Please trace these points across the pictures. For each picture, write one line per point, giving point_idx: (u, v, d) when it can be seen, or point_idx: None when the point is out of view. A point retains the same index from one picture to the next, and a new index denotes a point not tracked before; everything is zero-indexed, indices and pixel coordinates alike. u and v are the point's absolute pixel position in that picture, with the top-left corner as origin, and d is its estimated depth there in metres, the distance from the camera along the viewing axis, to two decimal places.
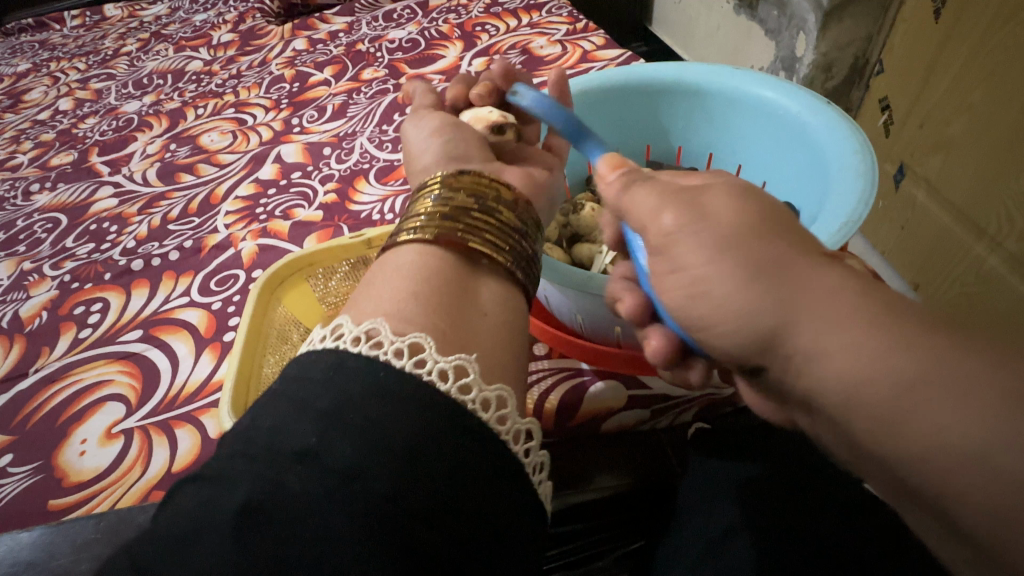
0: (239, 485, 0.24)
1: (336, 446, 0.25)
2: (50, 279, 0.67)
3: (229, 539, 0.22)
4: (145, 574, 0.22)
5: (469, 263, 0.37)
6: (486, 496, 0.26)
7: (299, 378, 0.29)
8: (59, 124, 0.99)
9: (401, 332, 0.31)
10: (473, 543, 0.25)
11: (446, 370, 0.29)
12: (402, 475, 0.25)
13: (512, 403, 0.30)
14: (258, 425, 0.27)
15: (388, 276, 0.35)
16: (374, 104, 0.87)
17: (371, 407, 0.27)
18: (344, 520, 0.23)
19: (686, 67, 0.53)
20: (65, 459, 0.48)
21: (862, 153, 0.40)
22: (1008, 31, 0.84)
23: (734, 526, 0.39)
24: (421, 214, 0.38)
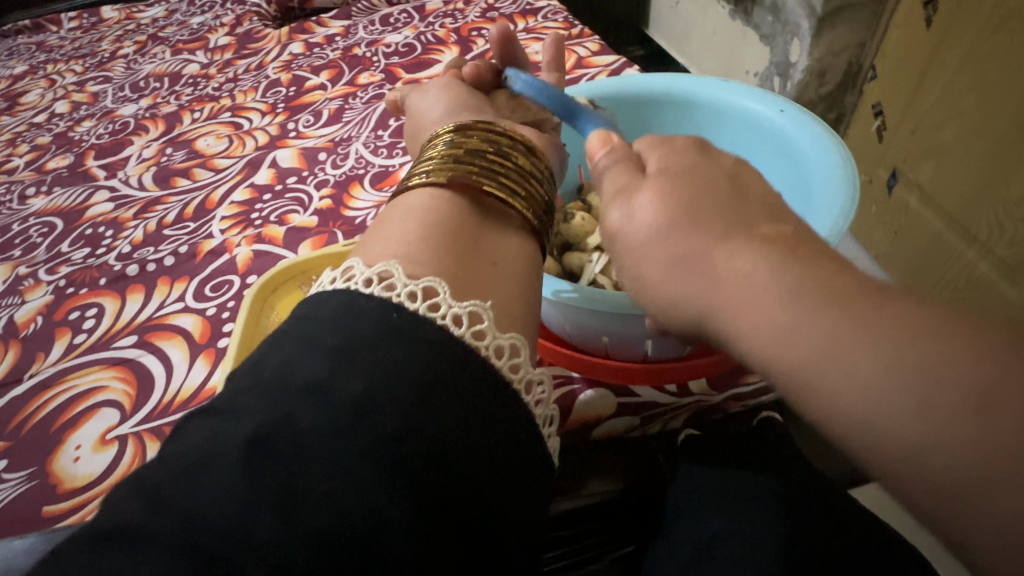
0: (247, 418, 0.25)
1: (345, 383, 0.26)
2: (46, 283, 0.68)
3: (239, 468, 0.23)
4: (156, 501, 0.23)
5: (480, 210, 0.38)
6: (493, 438, 0.27)
7: (314, 315, 0.30)
8: (55, 127, 0.99)
9: (415, 277, 0.32)
10: (478, 482, 0.26)
11: (459, 316, 0.30)
12: (410, 412, 0.25)
13: (524, 353, 0.31)
14: (267, 363, 0.28)
15: (400, 218, 0.37)
16: (370, 109, 0.87)
17: (381, 349, 0.27)
18: (353, 454, 0.24)
19: (676, 79, 0.54)
20: (59, 465, 0.48)
21: (845, 167, 0.41)
22: (998, 38, 0.86)
23: (721, 532, 0.39)
24: (433, 159, 0.40)
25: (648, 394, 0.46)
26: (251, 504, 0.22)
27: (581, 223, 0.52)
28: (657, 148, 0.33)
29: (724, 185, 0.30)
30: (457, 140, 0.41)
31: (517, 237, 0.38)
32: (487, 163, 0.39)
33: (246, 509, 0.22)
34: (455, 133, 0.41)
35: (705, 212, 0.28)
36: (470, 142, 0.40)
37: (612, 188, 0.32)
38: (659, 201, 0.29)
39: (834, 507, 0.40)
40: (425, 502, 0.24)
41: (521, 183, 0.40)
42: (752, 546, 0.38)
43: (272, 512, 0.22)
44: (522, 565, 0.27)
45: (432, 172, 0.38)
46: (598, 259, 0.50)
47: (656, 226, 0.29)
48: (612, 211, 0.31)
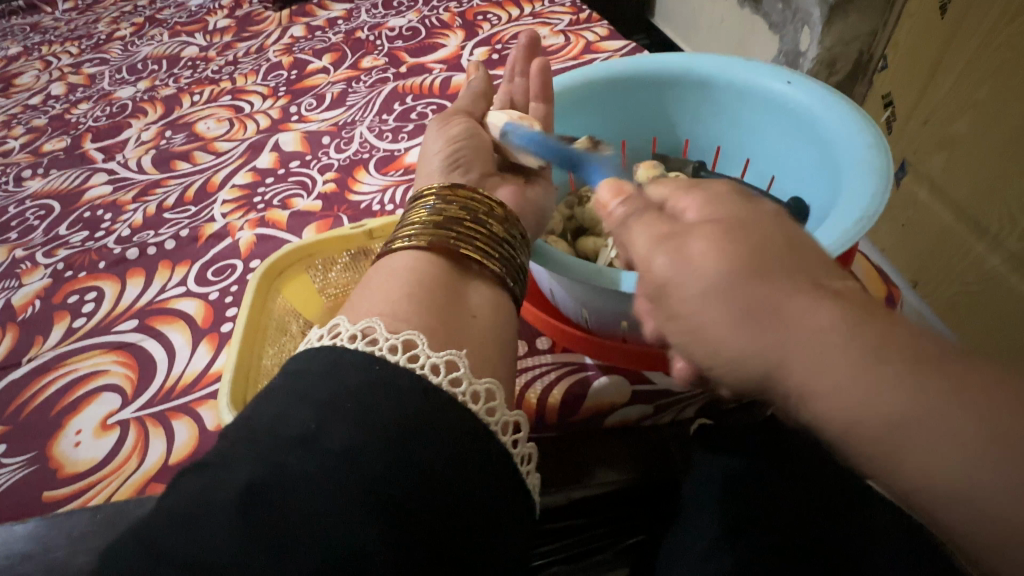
0: (240, 469, 0.25)
1: (335, 433, 0.26)
2: (43, 267, 0.66)
3: (234, 518, 0.24)
4: (157, 549, 0.23)
5: (458, 267, 0.38)
6: (478, 480, 0.27)
7: (302, 371, 0.30)
8: (51, 109, 0.97)
9: (395, 330, 0.32)
10: (468, 524, 0.26)
11: (437, 364, 0.30)
12: (397, 458, 0.26)
13: (501, 397, 0.31)
14: (262, 415, 0.28)
15: (383, 277, 0.37)
16: (374, 93, 0.86)
17: (369, 400, 0.28)
18: (341, 500, 0.24)
19: (694, 58, 0.52)
20: (60, 450, 0.47)
21: (876, 147, 0.39)
22: (1014, 29, 0.84)
23: (718, 539, 0.37)
24: (414, 221, 0.40)
25: (663, 380, 0.46)
26: (244, 554, 0.23)
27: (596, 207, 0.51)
28: (695, 191, 0.31)
29: (772, 222, 0.28)
30: (437, 198, 0.41)
31: (493, 288, 0.38)
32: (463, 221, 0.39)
33: (241, 559, 0.23)
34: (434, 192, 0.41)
35: (760, 267, 0.26)
36: (450, 197, 0.40)
37: (651, 236, 0.29)
38: (708, 252, 0.27)
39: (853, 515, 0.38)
40: (416, 549, 0.24)
41: (498, 234, 0.40)
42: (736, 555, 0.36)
43: (265, 562, 0.23)
44: None
45: (414, 236, 0.38)
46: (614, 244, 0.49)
47: (699, 258, 0.27)
48: (656, 258, 0.29)
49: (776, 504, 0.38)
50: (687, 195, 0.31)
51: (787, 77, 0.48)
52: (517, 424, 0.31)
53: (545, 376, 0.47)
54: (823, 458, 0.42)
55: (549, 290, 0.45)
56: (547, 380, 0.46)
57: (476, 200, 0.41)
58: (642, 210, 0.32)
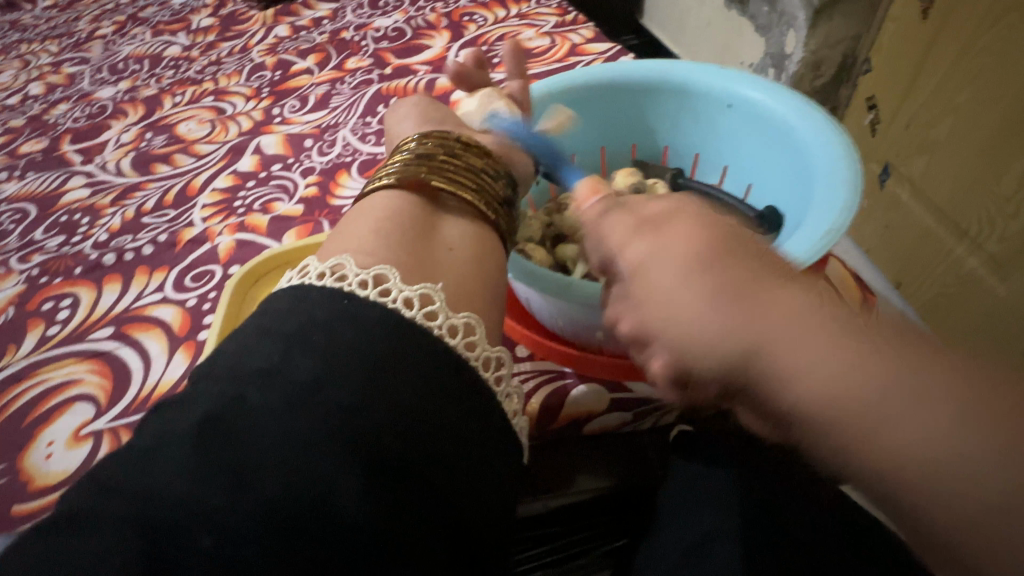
0: (199, 403, 0.24)
1: (298, 365, 0.25)
2: (18, 272, 0.65)
3: (191, 446, 0.23)
4: (110, 485, 0.22)
5: (435, 204, 0.37)
6: (451, 413, 0.26)
7: (265, 313, 0.29)
8: (30, 109, 0.95)
9: (365, 266, 0.31)
10: (440, 456, 0.25)
11: (410, 298, 0.29)
12: (363, 388, 0.25)
13: (479, 331, 0.30)
14: (219, 358, 0.27)
15: (356, 219, 0.36)
16: (358, 95, 0.85)
17: (335, 331, 0.27)
18: (306, 428, 0.23)
19: (675, 66, 0.52)
20: (30, 462, 0.46)
21: (847, 158, 0.40)
22: (995, 33, 0.85)
23: (718, 529, 0.39)
24: (389, 164, 0.39)
25: (641, 390, 0.45)
26: (202, 479, 0.22)
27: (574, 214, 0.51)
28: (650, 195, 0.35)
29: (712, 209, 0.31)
30: (413, 142, 0.40)
31: (470, 221, 0.37)
32: (439, 156, 0.39)
33: (196, 485, 0.22)
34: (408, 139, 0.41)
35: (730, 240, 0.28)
36: (426, 138, 0.40)
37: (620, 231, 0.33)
38: (654, 252, 0.31)
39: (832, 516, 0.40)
40: (386, 476, 0.23)
41: (474, 168, 0.39)
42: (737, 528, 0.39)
43: (222, 488, 0.22)
44: (494, 543, 0.26)
45: (389, 175, 0.38)
46: None
47: None
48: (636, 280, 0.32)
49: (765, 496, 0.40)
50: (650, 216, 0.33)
51: (730, 99, 0.51)
52: (500, 360, 0.31)
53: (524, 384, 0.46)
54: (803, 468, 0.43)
55: (525, 298, 0.45)
56: (526, 388, 0.46)
57: (452, 138, 0.40)
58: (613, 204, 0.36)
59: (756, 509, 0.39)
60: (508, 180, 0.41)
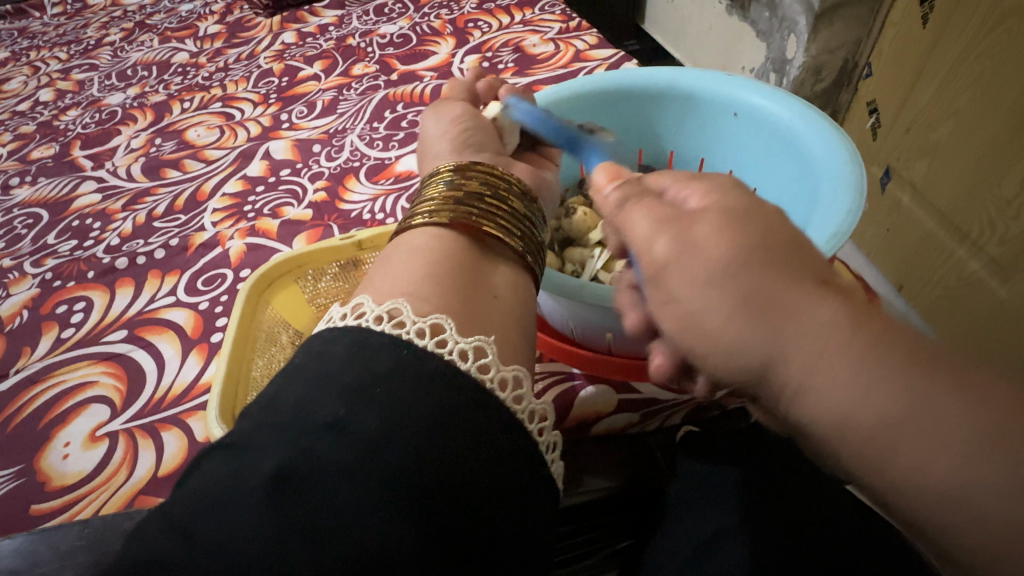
0: (268, 453, 0.25)
1: (362, 417, 0.26)
2: (31, 276, 0.66)
3: (266, 502, 0.23)
4: (191, 534, 0.23)
5: (481, 246, 0.38)
6: (505, 468, 0.27)
7: (323, 354, 0.30)
8: (40, 115, 0.96)
9: (422, 313, 0.32)
10: (499, 510, 0.26)
11: (465, 350, 0.30)
12: (425, 446, 0.25)
13: (527, 385, 0.31)
14: (284, 400, 0.28)
15: (404, 257, 0.37)
16: (365, 101, 0.86)
17: (394, 381, 0.28)
18: (373, 488, 0.24)
19: (679, 72, 0.53)
20: (47, 462, 0.47)
21: (852, 163, 0.41)
22: (995, 37, 0.86)
23: (725, 529, 0.39)
24: (434, 199, 0.40)
25: (648, 390, 0.47)
26: (280, 536, 0.23)
27: (582, 218, 0.52)
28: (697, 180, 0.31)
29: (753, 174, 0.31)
30: (460, 176, 0.41)
31: (508, 267, 0.38)
32: (487, 198, 0.40)
33: (273, 543, 0.22)
34: (452, 171, 0.42)
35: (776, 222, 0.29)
36: (472, 175, 0.41)
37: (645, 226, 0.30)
38: (710, 238, 0.27)
39: (843, 512, 0.40)
40: (447, 533, 0.24)
41: (518, 213, 0.41)
42: (746, 527, 0.39)
43: (300, 547, 0.22)
44: None
45: (434, 212, 0.39)
46: (600, 255, 0.50)
47: None
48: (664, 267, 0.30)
49: (774, 494, 0.40)
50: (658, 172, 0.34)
51: (735, 108, 0.52)
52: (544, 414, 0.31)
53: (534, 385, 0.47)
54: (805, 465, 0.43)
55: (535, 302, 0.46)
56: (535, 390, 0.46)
57: (499, 180, 0.42)
58: (634, 194, 0.32)
59: (752, 510, 0.40)
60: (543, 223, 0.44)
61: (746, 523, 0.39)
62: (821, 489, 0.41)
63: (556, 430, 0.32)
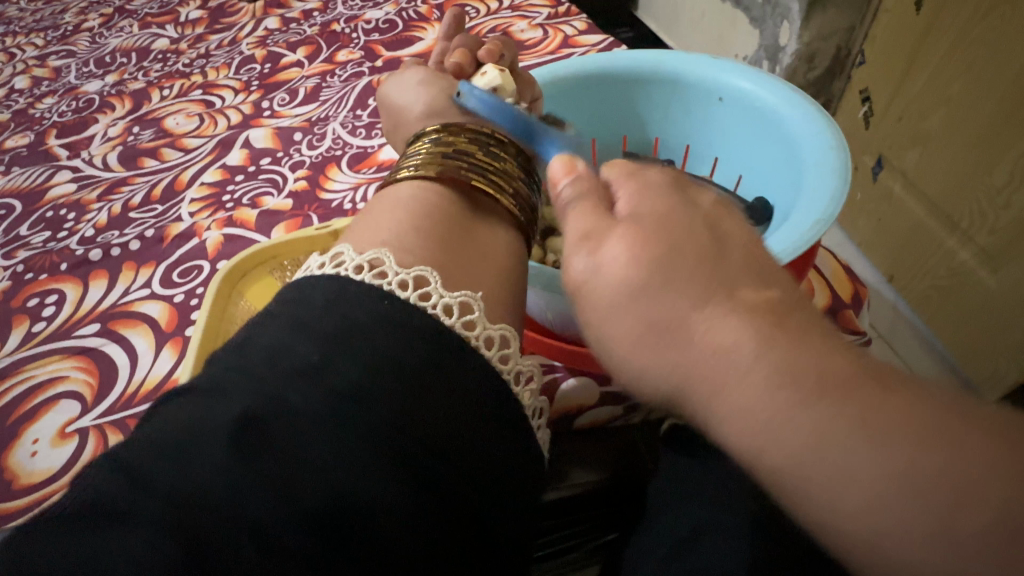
0: (237, 398, 0.24)
1: (341, 368, 0.25)
2: (3, 269, 0.64)
3: (230, 448, 0.22)
4: (141, 476, 0.22)
5: (468, 200, 0.37)
6: (488, 427, 0.26)
7: (302, 301, 0.29)
8: (15, 103, 0.93)
9: (406, 266, 0.31)
10: (480, 474, 0.25)
11: (450, 306, 0.29)
12: (404, 396, 0.25)
13: (513, 344, 0.30)
14: (256, 344, 0.26)
15: (388, 209, 0.36)
16: (348, 88, 0.84)
17: (376, 334, 0.26)
18: (346, 439, 0.23)
19: (664, 55, 0.52)
20: (15, 460, 0.46)
21: (837, 148, 0.40)
22: (987, 23, 0.85)
23: (703, 523, 0.38)
24: (419, 154, 0.39)
25: None
26: (245, 482, 0.21)
27: None
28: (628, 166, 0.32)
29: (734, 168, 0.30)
30: (451, 131, 0.40)
31: (498, 225, 0.37)
32: (478, 154, 0.39)
33: (236, 488, 0.21)
34: (440, 129, 0.41)
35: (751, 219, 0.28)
36: (460, 132, 0.40)
37: (576, 232, 0.29)
38: (627, 256, 0.26)
39: None
40: (423, 489, 0.23)
41: (512, 171, 0.40)
42: (726, 515, 0.38)
43: (264, 497, 0.21)
44: (515, 558, 0.26)
45: (422, 167, 0.38)
46: None
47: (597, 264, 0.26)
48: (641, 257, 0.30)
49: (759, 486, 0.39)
50: (615, 181, 0.32)
51: (721, 94, 0.51)
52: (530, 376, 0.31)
53: None
54: None
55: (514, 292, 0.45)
56: None
57: (494, 137, 0.41)
58: (584, 193, 0.32)
59: (766, 515, 0.37)
60: (538, 186, 0.43)
61: (761, 526, 0.36)
62: None
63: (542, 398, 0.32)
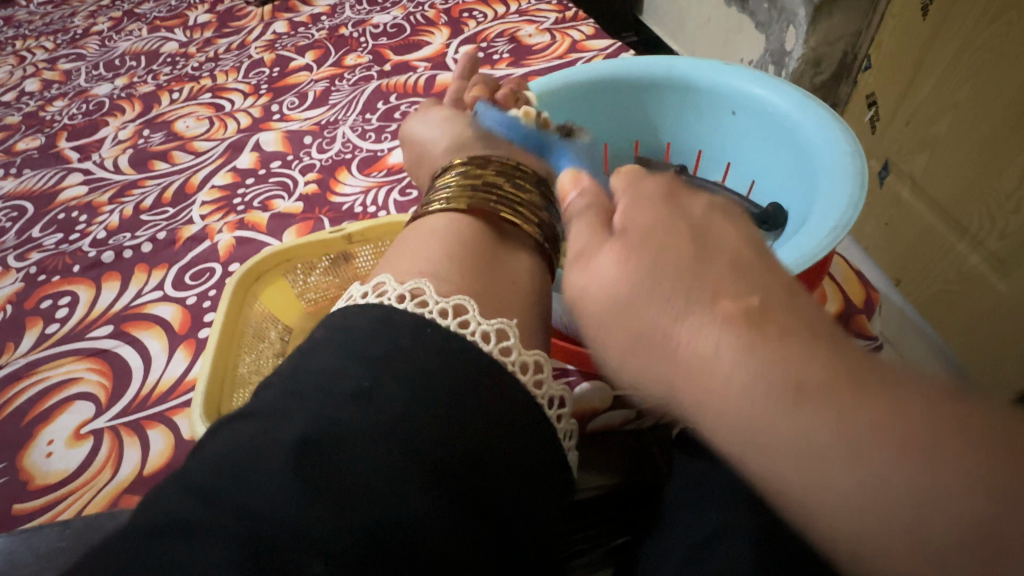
0: (295, 418, 0.24)
1: (393, 388, 0.25)
2: (16, 270, 0.64)
3: (292, 466, 0.22)
4: (208, 493, 0.22)
5: (497, 231, 0.38)
6: (531, 446, 0.27)
7: (345, 327, 0.29)
8: (25, 106, 0.94)
9: (445, 294, 0.31)
10: (527, 486, 0.26)
11: (488, 332, 0.30)
12: (455, 416, 0.25)
13: (547, 369, 0.30)
14: (306, 368, 0.27)
15: (422, 237, 0.36)
16: (357, 91, 0.84)
17: (423, 355, 0.27)
18: (401, 459, 0.23)
19: (676, 61, 0.52)
20: (30, 461, 0.46)
21: (853, 155, 0.40)
22: (994, 29, 0.86)
23: (722, 527, 0.37)
24: (447, 188, 0.40)
25: None
26: (306, 499, 0.22)
27: None
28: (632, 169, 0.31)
29: None
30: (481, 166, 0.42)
31: (518, 246, 0.37)
32: (504, 189, 0.40)
33: (298, 505, 0.22)
34: (465, 164, 0.42)
35: None
36: (485, 169, 0.41)
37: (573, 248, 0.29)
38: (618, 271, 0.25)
39: None
40: (474, 508, 0.24)
41: (536, 204, 0.41)
42: (744, 517, 0.37)
43: (329, 511, 0.22)
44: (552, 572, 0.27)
45: (451, 199, 0.38)
46: None
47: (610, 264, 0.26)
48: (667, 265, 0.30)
49: None
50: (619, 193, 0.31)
51: (733, 107, 0.51)
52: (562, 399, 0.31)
53: None
54: None
55: None
56: None
57: (519, 173, 0.42)
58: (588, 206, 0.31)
59: (782, 520, 0.37)
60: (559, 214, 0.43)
61: (773, 525, 0.36)
62: None
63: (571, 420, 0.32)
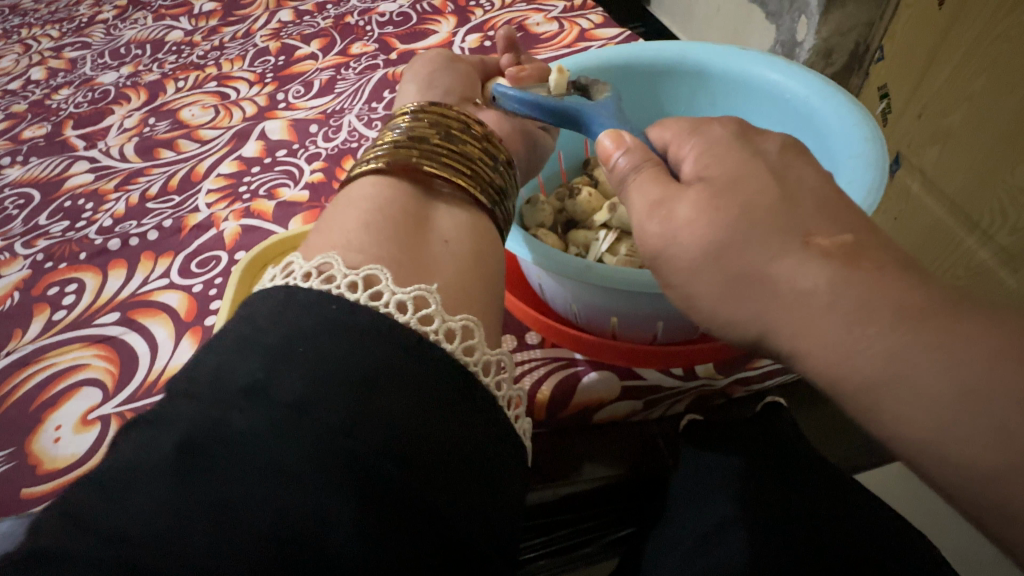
0: (178, 425, 0.23)
1: (284, 382, 0.24)
2: (23, 258, 0.64)
3: (172, 475, 0.22)
4: (89, 513, 0.21)
5: (427, 189, 0.37)
6: (455, 430, 0.26)
7: (249, 316, 0.28)
8: (31, 94, 0.93)
9: (355, 266, 0.31)
10: (441, 476, 0.24)
11: (403, 301, 0.29)
12: (351, 408, 0.24)
13: (478, 334, 0.30)
14: (203, 367, 0.26)
15: (348, 205, 0.36)
16: (363, 80, 0.84)
17: (320, 342, 0.26)
18: (292, 452, 0.22)
19: (688, 46, 0.52)
20: (39, 446, 0.46)
21: (872, 139, 0.39)
22: (1013, 19, 0.84)
23: (729, 518, 0.38)
24: (380, 145, 0.39)
25: (653, 376, 0.45)
26: (180, 513, 0.21)
27: (587, 199, 0.50)
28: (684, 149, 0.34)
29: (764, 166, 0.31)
30: (410, 118, 0.40)
31: (464, 213, 0.37)
32: (434, 139, 0.39)
33: (175, 517, 0.21)
34: (402, 116, 0.41)
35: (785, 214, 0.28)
36: (421, 116, 0.40)
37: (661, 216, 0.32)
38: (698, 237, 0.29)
39: (853, 504, 0.40)
40: (378, 497, 0.23)
41: (472, 154, 0.39)
42: (742, 511, 0.39)
43: (206, 521, 0.21)
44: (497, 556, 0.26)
45: (379, 158, 0.38)
46: (605, 237, 0.48)
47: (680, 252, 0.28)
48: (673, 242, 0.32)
49: (773, 481, 0.40)
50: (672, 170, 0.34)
51: (751, 108, 0.51)
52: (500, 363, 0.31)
53: (534, 371, 0.45)
54: (808, 451, 0.42)
55: (538, 284, 0.45)
56: (536, 376, 0.45)
57: (451, 120, 0.41)
58: (640, 164, 0.35)
59: (779, 514, 0.38)
60: (506, 165, 0.42)
61: (771, 519, 0.38)
62: (825, 475, 0.41)
63: (517, 386, 0.31)
